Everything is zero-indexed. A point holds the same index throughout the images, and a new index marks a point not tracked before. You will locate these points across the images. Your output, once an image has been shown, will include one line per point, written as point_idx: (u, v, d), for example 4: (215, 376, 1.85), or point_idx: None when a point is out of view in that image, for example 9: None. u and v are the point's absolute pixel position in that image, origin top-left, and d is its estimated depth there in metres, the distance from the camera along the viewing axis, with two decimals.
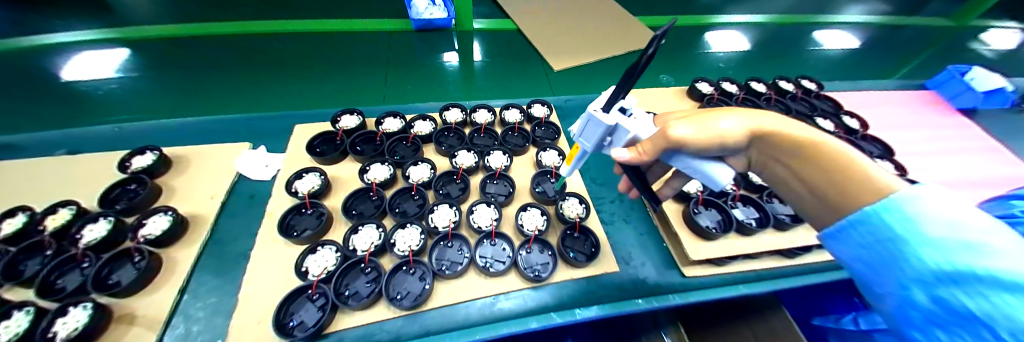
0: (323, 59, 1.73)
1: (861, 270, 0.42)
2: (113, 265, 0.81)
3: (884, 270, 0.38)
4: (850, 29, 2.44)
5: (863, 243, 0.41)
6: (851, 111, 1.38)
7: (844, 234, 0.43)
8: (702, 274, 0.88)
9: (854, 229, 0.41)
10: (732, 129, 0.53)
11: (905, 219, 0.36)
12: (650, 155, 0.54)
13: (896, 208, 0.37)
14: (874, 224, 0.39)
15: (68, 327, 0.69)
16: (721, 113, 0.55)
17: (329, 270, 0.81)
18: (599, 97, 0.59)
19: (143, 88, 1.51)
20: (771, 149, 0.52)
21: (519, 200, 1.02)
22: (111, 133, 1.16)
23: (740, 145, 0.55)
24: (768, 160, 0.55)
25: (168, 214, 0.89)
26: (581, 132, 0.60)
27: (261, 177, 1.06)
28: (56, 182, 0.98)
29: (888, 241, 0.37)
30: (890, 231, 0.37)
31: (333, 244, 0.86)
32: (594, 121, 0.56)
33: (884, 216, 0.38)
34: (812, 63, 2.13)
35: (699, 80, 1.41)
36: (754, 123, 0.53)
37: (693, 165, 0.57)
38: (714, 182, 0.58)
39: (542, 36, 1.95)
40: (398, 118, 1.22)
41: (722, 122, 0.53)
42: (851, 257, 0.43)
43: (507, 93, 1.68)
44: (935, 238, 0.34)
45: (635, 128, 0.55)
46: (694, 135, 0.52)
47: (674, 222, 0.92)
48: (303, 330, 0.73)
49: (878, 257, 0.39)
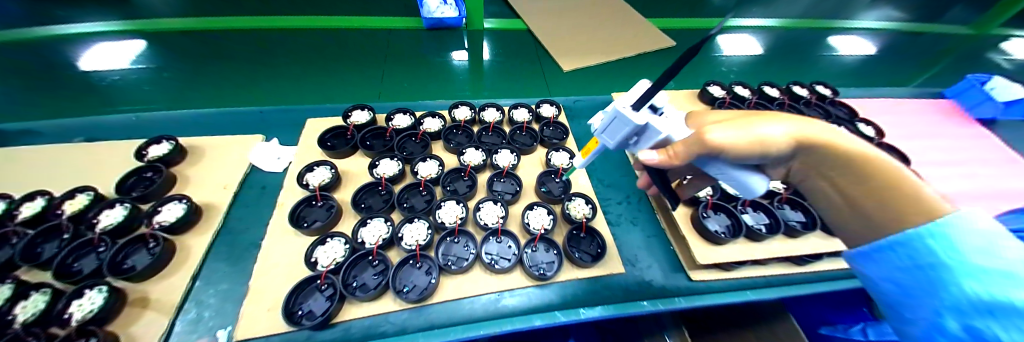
0: (333, 55, 1.75)
1: (894, 292, 0.43)
2: (128, 250, 0.83)
3: (922, 294, 0.39)
4: (865, 35, 2.39)
5: (903, 267, 0.41)
6: (866, 118, 1.36)
7: (881, 255, 0.43)
8: (710, 278, 0.87)
9: (893, 251, 0.42)
10: (776, 135, 0.50)
11: (949, 246, 0.36)
12: (682, 159, 0.55)
13: (941, 234, 0.37)
14: (915, 248, 0.39)
15: (83, 309, 0.71)
16: (765, 118, 0.52)
17: (338, 261, 0.82)
18: (630, 92, 0.58)
19: (154, 79, 1.54)
20: (816, 162, 0.50)
21: (525, 199, 1.03)
22: (129, 121, 1.18)
23: (785, 154, 0.52)
24: (810, 172, 0.53)
25: (183, 202, 0.91)
26: (606, 129, 0.60)
27: (273, 169, 1.08)
28: (78, 167, 1.01)
29: (928, 266, 0.38)
30: (932, 257, 0.37)
31: (343, 237, 0.87)
32: (622, 119, 0.56)
33: (927, 241, 0.38)
34: (823, 70, 2.10)
35: (710, 83, 1.40)
36: (803, 130, 0.50)
37: (731, 173, 0.58)
38: (751, 191, 0.60)
39: (551, 36, 1.95)
40: (408, 114, 1.23)
41: (765, 128, 0.51)
42: (887, 278, 0.43)
43: (514, 93, 1.69)
44: (980, 268, 0.33)
45: (666, 128, 0.56)
46: (731, 140, 0.51)
47: (682, 226, 0.91)
48: (311, 319, 0.74)
49: (917, 282, 0.39)
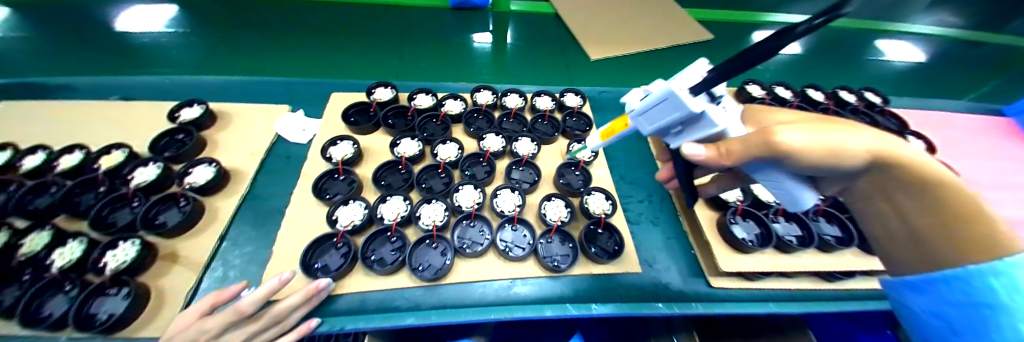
0: (357, 30, 1.74)
1: (943, 327, 0.45)
2: (160, 207, 0.87)
3: (976, 330, 0.41)
4: (924, 40, 2.19)
5: (957, 303, 0.43)
6: (918, 131, 1.26)
7: (929, 287, 0.46)
8: (730, 286, 0.85)
9: (946, 285, 0.44)
10: (854, 144, 0.45)
11: (1015, 288, 0.37)
12: (733, 158, 0.51)
13: (1008, 274, 0.37)
14: (973, 286, 0.40)
15: (117, 259, 0.74)
16: (840, 127, 0.48)
17: (356, 223, 0.85)
18: (689, 72, 0.52)
19: (183, 43, 1.57)
20: (888, 180, 0.46)
21: (543, 189, 1.01)
22: (163, 83, 1.22)
23: (857, 169, 0.48)
24: (875, 195, 0.51)
25: (212, 166, 0.94)
26: (650, 111, 0.57)
27: (299, 140, 1.10)
28: (117, 123, 1.05)
29: (986, 305, 0.39)
30: (991, 295, 0.38)
31: (359, 203, 0.90)
32: (673, 102, 0.52)
33: (989, 280, 0.39)
34: (870, 77, 1.95)
35: (749, 82, 1.32)
36: (887, 143, 0.45)
37: (781, 183, 0.55)
38: (798, 205, 0.58)
39: (580, 22, 1.87)
40: (430, 95, 1.22)
41: (844, 137, 0.46)
42: (937, 312, 0.46)
43: (536, 80, 1.65)
44: None
45: (723, 121, 0.51)
46: (804, 143, 0.46)
47: (706, 230, 0.88)
48: (325, 272, 0.77)
49: (969, 318, 0.41)
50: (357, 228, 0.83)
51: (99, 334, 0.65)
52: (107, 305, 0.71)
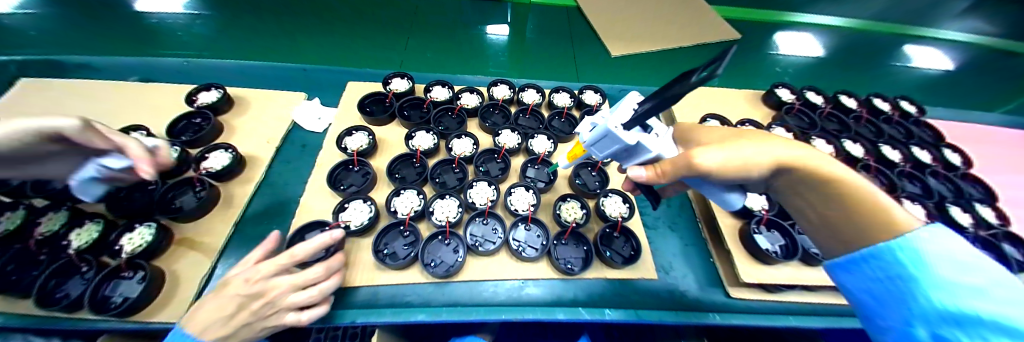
0: (373, 17, 1.72)
1: (867, 302, 0.47)
2: (177, 191, 0.87)
3: (892, 303, 0.43)
4: (960, 47, 2.08)
5: (875, 277, 0.45)
6: (953, 144, 1.21)
7: (852, 267, 0.48)
8: (751, 297, 0.82)
9: (867, 264, 0.46)
10: (759, 157, 0.48)
11: (919, 260, 0.40)
12: (669, 178, 0.50)
13: (910, 248, 0.41)
14: (887, 261, 0.43)
15: (133, 242, 0.76)
16: (749, 140, 0.50)
17: (364, 223, 0.83)
18: (621, 106, 0.52)
19: (198, 25, 1.56)
20: (794, 180, 0.51)
21: (558, 190, 0.99)
22: (182, 66, 1.21)
23: (762, 175, 0.51)
24: (788, 192, 0.54)
25: (228, 152, 0.95)
26: (594, 143, 0.55)
27: (314, 128, 1.10)
28: (140, 106, 1.06)
29: (899, 277, 0.41)
30: (902, 269, 0.41)
31: (367, 200, 0.88)
32: (611, 138, 0.51)
33: (899, 254, 0.42)
34: (899, 85, 1.87)
35: (779, 85, 1.28)
36: (787, 154, 0.48)
37: (710, 190, 0.58)
38: (730, 205, 0.60)
39: (601, 16, 1.82)
40: (446, 87, 1.20)
41: (752, 152, 0.48)
42: (860, 288, 0.47)
43: (553, 75, 1.62)
44: (944, 280, 0.37)
45: (657, 147, 0.52)
46: (718, 164, 0.47)
47: (728, 239, 0.86)
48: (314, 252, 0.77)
49: (889, 292, 0.43)
50: (360, 230, 0.80)
51: (112, 317, 0.65)
52: (123, 288, 0.71)
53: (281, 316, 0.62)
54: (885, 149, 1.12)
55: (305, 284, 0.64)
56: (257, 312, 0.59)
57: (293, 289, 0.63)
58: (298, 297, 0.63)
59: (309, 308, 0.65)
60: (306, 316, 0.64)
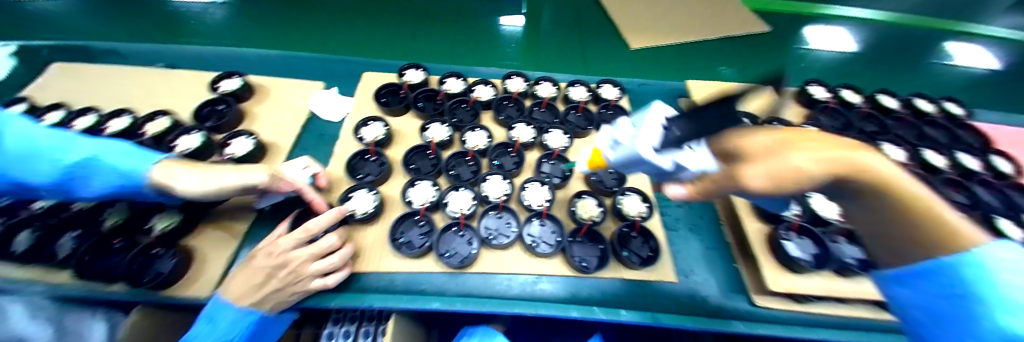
0: (388, 7, 1.71)
1: (928, 319, 0.44)
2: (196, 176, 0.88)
3: (955, 322, 0.40)
4: (1014, 42, 1.91)
5: (937, 293, 0.42)
6: (1006, 150, 1.11)
7: (912, 279, 0.45)
8: (777, 307, 0.78)
9: (925, 278, 0.43)
10: (810, 162, 0.44)
11: (981, 277, 0.36)
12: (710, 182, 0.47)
13: (971, 262, 0.37)
14: (948, 276, 0.39)
15: (161, 224, 0.79)
16: (804, 145, 0.46)
17: (371, 210, 0.83)
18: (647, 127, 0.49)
19: (219, 12, 1.59)
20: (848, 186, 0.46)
21: (574, 186, 0.97)
22: (206, 54, 1.24)
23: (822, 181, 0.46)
24: (842, 200, 0.51)
25: (250, 139, 0.96)
26: (623, 165, 0.54)
27: (331, 117, 1.10)
28: (166, 93, 1.09)
29: (962, 296, 0.38)
30: (964, 286, 0.38)
31: (372, 189, 0.88)
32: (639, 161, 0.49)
33: (958, 269, 0.38)
34: (942, 84, 1.74)
35: (811, 82, 1.22)
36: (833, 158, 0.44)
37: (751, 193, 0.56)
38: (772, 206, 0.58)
39: (621, 8, 1.75)
40: (460, 79, 1.18)
41: (798, 156, 0.44)
42: (919, 304, 0.44)
43: (570, 68, 1.58)
44: (1015, 303, 0.34)
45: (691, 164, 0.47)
46: (762, 180, 0.45)
47: (755, 244, 0.82)
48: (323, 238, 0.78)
49: (953, 311, 0.40)
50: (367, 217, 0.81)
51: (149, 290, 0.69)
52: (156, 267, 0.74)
53: (307, 283, 0.65)
54: (928, 154, 1.04)
55: (323, 253, 0.67)
56: (285, 279, 0.63)
57: (313, 258, 0.66)
58: (321, 264, 0.66)
59: (332, 273, 0.69)
60: (332, 279, 0.68)
